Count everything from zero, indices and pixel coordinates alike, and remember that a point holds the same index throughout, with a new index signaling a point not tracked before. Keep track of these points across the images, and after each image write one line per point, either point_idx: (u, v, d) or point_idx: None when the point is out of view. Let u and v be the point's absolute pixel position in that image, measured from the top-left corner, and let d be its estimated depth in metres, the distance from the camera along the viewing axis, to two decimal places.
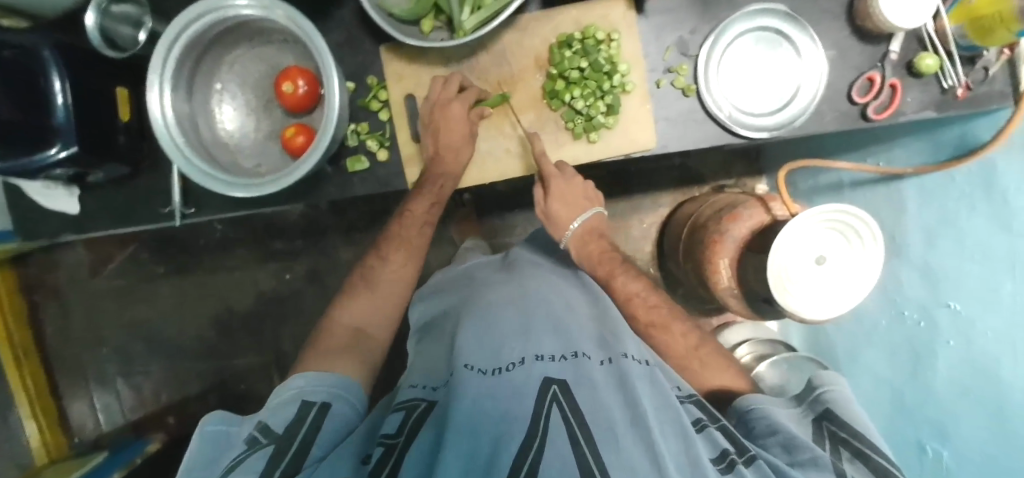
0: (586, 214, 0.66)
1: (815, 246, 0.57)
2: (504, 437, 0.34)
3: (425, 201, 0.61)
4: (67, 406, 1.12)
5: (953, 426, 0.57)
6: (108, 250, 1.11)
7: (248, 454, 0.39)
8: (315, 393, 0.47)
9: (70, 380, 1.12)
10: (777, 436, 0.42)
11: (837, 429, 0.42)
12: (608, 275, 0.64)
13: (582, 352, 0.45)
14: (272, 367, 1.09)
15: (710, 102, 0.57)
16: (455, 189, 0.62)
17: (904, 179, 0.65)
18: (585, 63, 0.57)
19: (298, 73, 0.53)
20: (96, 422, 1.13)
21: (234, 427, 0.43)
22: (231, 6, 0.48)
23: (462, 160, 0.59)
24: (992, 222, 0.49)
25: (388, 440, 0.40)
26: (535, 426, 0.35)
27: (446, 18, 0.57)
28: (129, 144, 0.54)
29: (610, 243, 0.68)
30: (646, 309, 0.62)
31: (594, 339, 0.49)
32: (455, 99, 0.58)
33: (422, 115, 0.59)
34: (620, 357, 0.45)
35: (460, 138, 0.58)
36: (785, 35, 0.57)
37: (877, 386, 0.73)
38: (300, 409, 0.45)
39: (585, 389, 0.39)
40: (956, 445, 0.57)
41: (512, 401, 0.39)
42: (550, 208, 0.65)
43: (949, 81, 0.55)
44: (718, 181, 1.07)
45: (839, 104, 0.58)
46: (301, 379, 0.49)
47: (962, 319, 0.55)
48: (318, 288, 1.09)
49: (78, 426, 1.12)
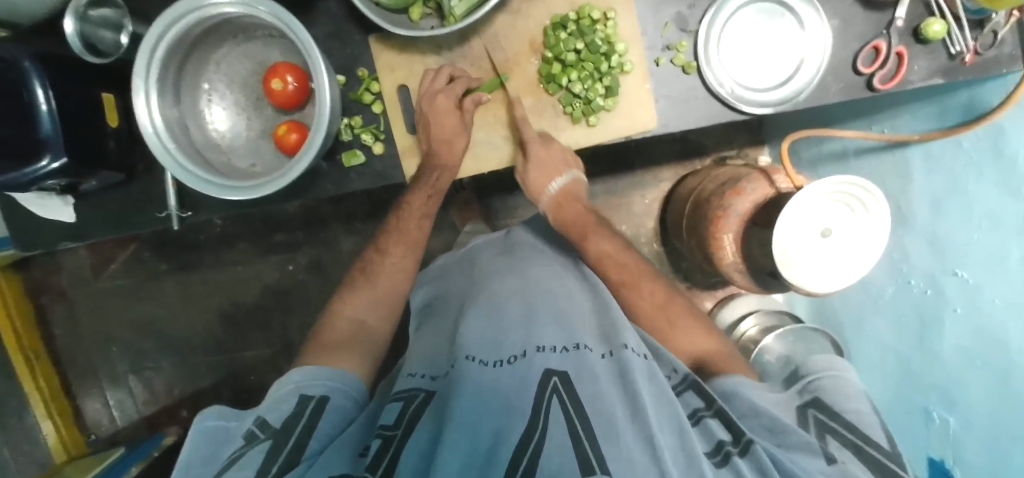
0: (563, 180, 0.63)
1: (820, 218, 0.56)
2: (507, 429, 0.35)
3: (423, 194, 0.61)
4: (82, 406, 1.14)
5: (959, 393, 0.58)
6: (110, 250, 1.11)
7: (247, 449, 0.39)
8: (314, 387, 0.47)
9: (84, 379, 1.14)
10: (761, 419, 0.42)
11: (826, 418, 0.43)
12: (609, 254, 0.63)
13: (584, 345, 0.46)
14: (282, 358, 1.11)
15: (711, 79, 0.55)
16: (452, 181, 0.61)
17: (909, 147, 0.64)
18: (581, 44, 0.56)
19: (287, 70, 0.52)
20: (111, 418, 1.15)
21: (233, 421, 0.43)
22: (212, 4, 0.46)
23: (458, 151, 0.58)
24: (1002, 189, 0.48)
25: (387, 432, 0.40)
26: (536, 418, 0.36)
27: (434, 3, 0.54)
28: (119, 149, 0.53)
29: (587, 208, 0.67)
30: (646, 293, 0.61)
31: (595, 333, 0.49)
32: (443, 91, 0.56)
33: (415, 109, 0.58)
34: (621, 349, 0.45)
35: (453, 129, 0.57)
36: (787, 6, 0.56)
37: (884, 354, 0.74)
38: (299, 403, 0.45)
39: (587, 382, 0.40)
40: (962, 411, 0.58)
41: (512, 393, 0.39)
42: (527, 176, 0.61)
43: (957, 46, 0.53)
44: (719, 153, 1.06)
45: (844, 75, 0.56)
46: (299, 374, 0.49)
47: (968, 287, 0.55)
48: (322, 279, 1.09)
49: (93, 423, 1.15)
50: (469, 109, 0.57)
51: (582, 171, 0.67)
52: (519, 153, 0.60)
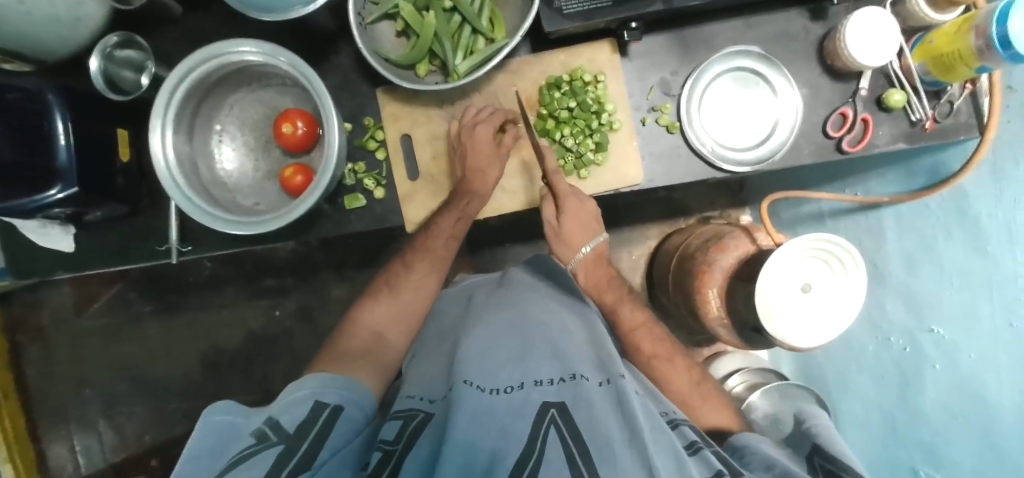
0: (595, 240, 0.65)
1: (799, 274, 0.58)
2: (505, 455, 0.35)
3: (452, 217, 0.61)
4: (45, 451, 1.08)
5: (944, 449, 0.57)
6: (94, 288, 1.07)
7: (258, 449, 0.36)
8: (327, 394, 0.45)
9: (50, 422, 1.08)
10: (772, 470, 0.41)
11: (831, 467, 0.43)
12: (623, 306, 0.66)
13: (580, 374, 0.44)
14: (259, 406, 1.05)
15: (693, 138, 0.59)
16: (478, 210, 0.62)
17: (881, 209, 0.67)
18: (574, 103, 0.60)
19: (297, 116, 0.55)
20: (76, 465, 1.08)
21: (241, 419, 0.39)
22: (237, 52, 0.49)
23: (490, 180, 0.60)
24: (971, 250, 0.50)
25: (387, 446, 0.40)
26: (530, 448, 0.35)
27: (440, 62, 0.59)
28: (126, 185, 0.54)
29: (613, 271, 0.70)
30: (652, 341, 0.63)
31: (591, 362, 0.48)
32: (481, 122, 0.59)
33: (450, 138, 0.62)
34: (618, 377, 0.44)
35: (487, 159, 0.59)
36: (761, 75, 0.61)
37: (868, 411, 0.71)
38: (312, 409, 0.43)
39: (583, 409, 0.39)
40: (949, 467, 0.56)
41: (509, 422, 0.38)
42: (561, 227, 0.62)
43: (917, 114, 0.58)
44: (703, 213, 1.10)
45: (815, 138, 0.61)
46: (312, 380, 0.47)
47: (945, 344, 0.56)
48: (308, 326, 1.06)
49: (57, 469, 1.08)
50: (506, 143, 0.62)
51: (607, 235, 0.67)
52: (550, 200, 0.62)
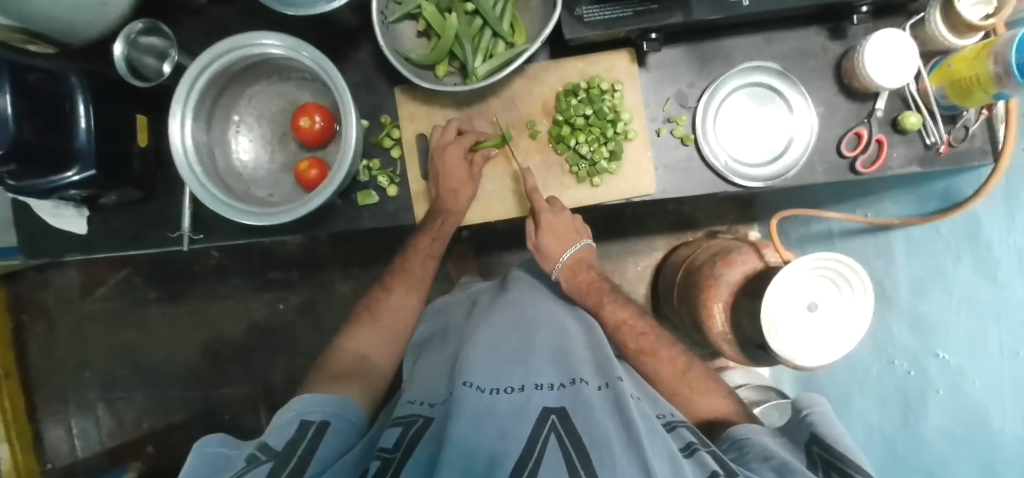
0: (571, 248, 0.63)
1: (805, 292, 0.57)
2: (504, 459, 0.34)
3: (428, 236, 0.62)
4: (43, 432, 1.07)
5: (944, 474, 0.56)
6: (101, 272, 1.07)
7: (249, 469, 0.37)
8: (313, 413, 0.46)
9: (49, 404, 1.07)
10: (771, 462, 0.41)
11: (829, 457, 0.43)
12: (604, 305, 0.61)
13: (579, 378, 0.44)
14: (259, 399, 1.04)
15: (707, 152, 0.59)
16: (457, 228, 0.62)
17: (891, 231, 0.67)
18: (590, 110, 0.60)
19: (315, 110, 0.55)
20: (72, 447, 1.07)
21: (232, 449, 0.41)
22: (260, 44, 0.49)
23: (464, 198, 0.60)
24: (979, 275, 0.50)
25: (385, 454, 0.39)
26: (530, 448, 0.36)
27: (459, 64, 0.60)
28: (142, 170, 0.55)
29: (599, 274, 0.66)
30: (635, 336, 0.59)
31: (592, 366, 0.48)
32: (453, 143, 0.59)
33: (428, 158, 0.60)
34: (617, 381, 0.44)
35: (461, 179, 0.59)
36: (777, 92, 0.61)
37: (868, 432, 0.71)
38: (299, 429, 0.44)
39: (582, 415, 0.39)
40: None
41: (510, 423, 0.38)
42: (539, 242, 0.62)
43: (932, 138, 0.57)
44: (711, 227, 1.10)
45: (828, 157, 0.61)
46: (299, 402, 0.48)
47: (950, 369, 0.55)
48: (311, 320, 1.05)
49: (52, 451, 1.07)
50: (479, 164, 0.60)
51: (592, 240, 0.67)
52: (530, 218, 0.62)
